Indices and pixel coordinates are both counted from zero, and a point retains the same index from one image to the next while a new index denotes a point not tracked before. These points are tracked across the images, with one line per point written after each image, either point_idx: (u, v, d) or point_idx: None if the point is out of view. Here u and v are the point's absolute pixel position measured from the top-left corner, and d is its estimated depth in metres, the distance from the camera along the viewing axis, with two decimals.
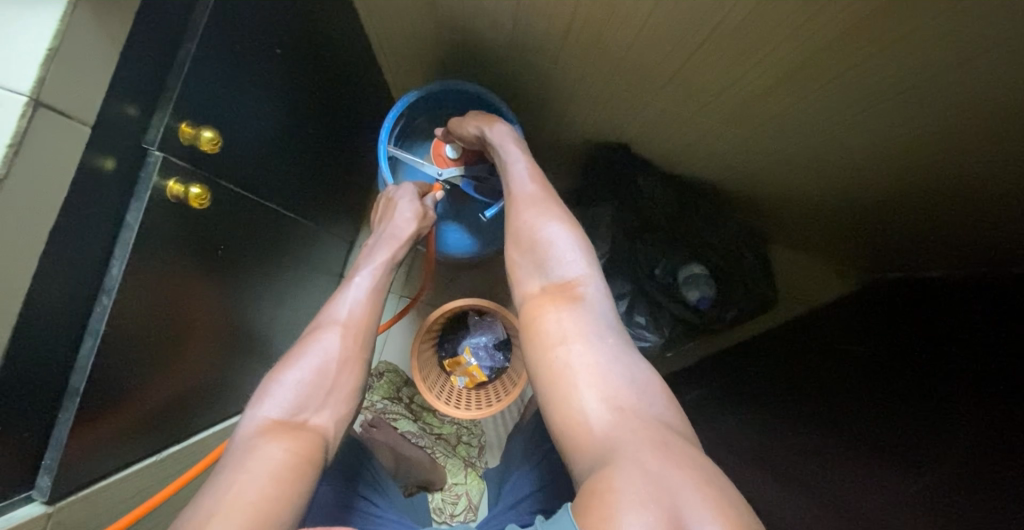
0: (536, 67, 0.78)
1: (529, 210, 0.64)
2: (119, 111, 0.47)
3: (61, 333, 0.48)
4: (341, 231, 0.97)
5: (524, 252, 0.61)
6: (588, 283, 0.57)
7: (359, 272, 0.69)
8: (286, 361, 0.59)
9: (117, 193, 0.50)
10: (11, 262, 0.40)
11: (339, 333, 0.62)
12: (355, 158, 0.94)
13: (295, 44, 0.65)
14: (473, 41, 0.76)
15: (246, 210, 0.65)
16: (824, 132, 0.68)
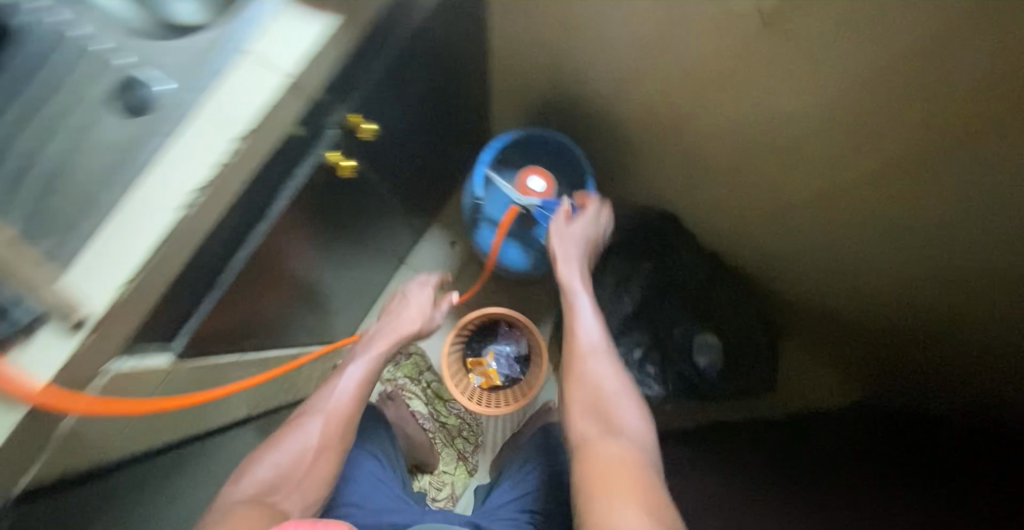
0: (645, 131, 0.92)
1: (592, 358, 0.80)
2: (326, 103, 0.60)
3: (231, 239, 0.59)
4: (410, 221, 1.10)
5: (584, 391, 0.77)
6: (637, 424, 0.74)
7: (363, 353, 0.83)
8: (297, 417, 0.76)
9: (300, 150, 0.61)
10: (231, 180, 0.52)
11: (333, 406, 0.77)
12: (447, 165, 1.07)
13: (448, 69, 0.81)
14: (595, 95, 0.91)
15: (364, 188, 0.79)
16: (864, 231, 0.82)
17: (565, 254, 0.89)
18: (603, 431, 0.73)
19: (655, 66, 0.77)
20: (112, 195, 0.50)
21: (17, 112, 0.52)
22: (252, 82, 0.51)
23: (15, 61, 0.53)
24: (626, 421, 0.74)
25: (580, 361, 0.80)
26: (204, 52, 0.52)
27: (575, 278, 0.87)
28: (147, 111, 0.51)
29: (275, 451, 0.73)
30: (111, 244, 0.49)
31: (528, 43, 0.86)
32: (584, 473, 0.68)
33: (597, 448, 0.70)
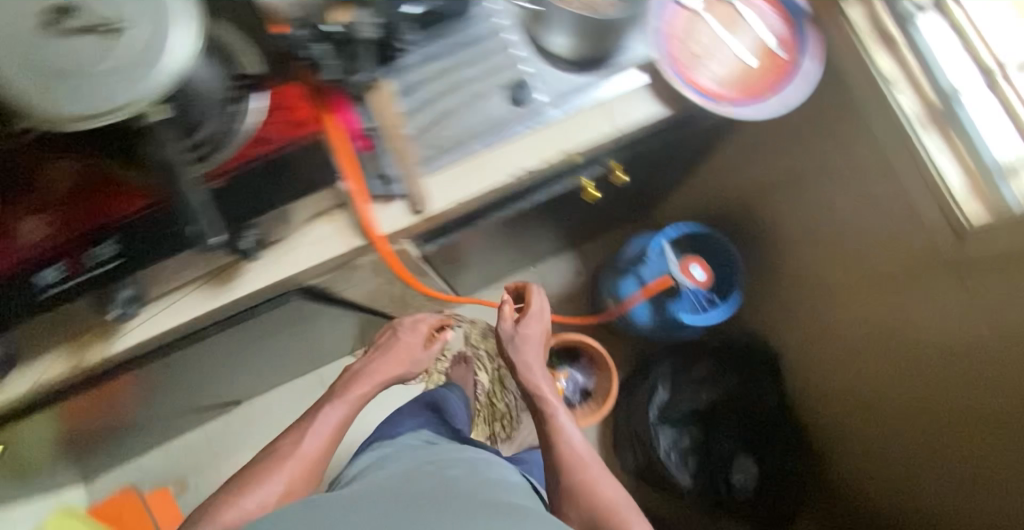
0: (805, 279, 1.08)
1: (582, 464, 0.84)
2: (606, 153, 0.84)
3: (504, 200, 0.83)
4: (573, 234, 1.30)
5: (580, 500, 0.80)
6: (636, 525, 0.77)
7: (349, 399, 0.91)
8: (275, 453, 0.83)
9: (572, 171, 0.84)
10: (540, 173, 0.77)
11: (307, 449, 0.84)
12: (628, 210, 1.26)
13: (689, 154, 1.01)
14: (787, 229, 1.08)
15: (581, 203, 1.00)
16: (920, 449, 0.96)
17: (530, 339, 0.94)
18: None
19: (843, 240, 0.96)
20: (467, 148, 0.75)
21: (439, 65, 0.76)
22: (585, 127, 0.77)
23: (455, 35, 0.77)
24: (625, 526, 0.77)
25: (563, 475, 0.83)
26: (565, 94, 0.78)
27: (538, 374, 0.94)
28: (516, 108, 0.77)
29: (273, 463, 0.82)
30: (453, 176, 0.74)
31: (752, 171, 1.07)
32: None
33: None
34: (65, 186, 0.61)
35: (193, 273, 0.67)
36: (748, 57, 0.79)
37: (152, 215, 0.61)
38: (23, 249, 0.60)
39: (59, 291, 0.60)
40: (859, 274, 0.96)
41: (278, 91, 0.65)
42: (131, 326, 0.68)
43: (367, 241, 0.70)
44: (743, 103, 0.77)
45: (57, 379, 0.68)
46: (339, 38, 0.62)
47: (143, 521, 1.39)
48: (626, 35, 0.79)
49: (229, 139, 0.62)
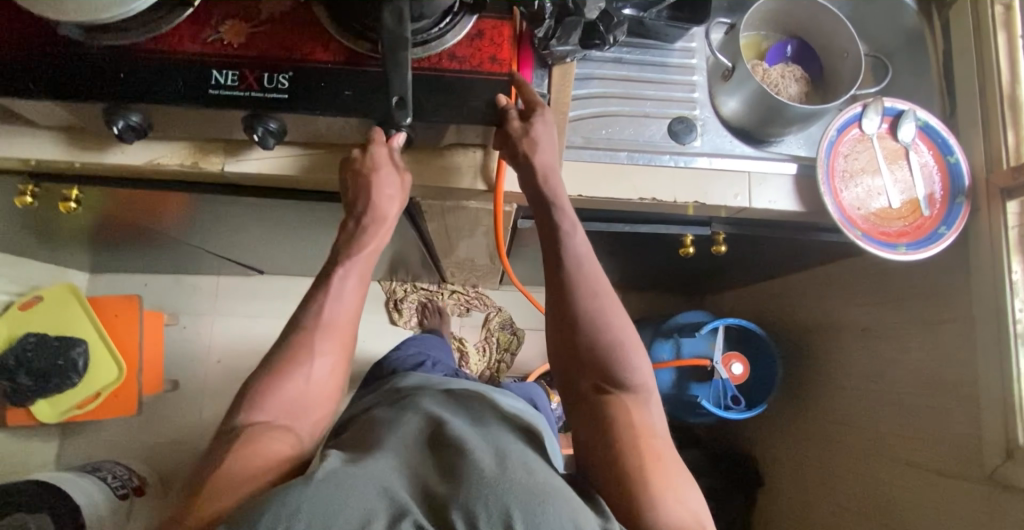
0: (828, 423, 1.08)
1: (594, 297, 0.69)
2: (718, 222, 0.87)
3: (611, 215, 0.86)
4: (632, 277, 1.31)
5: (590, 344, 0.69)
6: (641, 373, 0.69)
7: (342, 330, 0.69)
8: (269, 402, 0.64)
9: (682, 221, 0.88)
10: (659, 206, 0.80)
11: (337, 317, 0.69)
12: (693, 280, 1.28)
13: (785, 258, 1.02)
14: (832, 371, 1.08)
15: (670, 252, 1.02)
16: None
17: (545, 138, 0.66)
18: (610, 392, 0.68)
19: (885, 409, 0.95)
20: (614, 156, 0.77)
21: (621, 71, 0.82)
22: (724, 188, 0.78)
23: (648, 51, 0.83)
24: (631, 375, 0.68)
25: (567, 307, 0.70)
26: (719, 151, 0.80)
27: (547, 152, 0.67)
28: (673, 142, 0.79)
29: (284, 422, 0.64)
30: (589, 171, 0.76)
31: (829, 304, 1.07)
32: (613, 427, 0.66)
33: (612, 413, 0.67)
34: (272, 11, 0.64)
35: (327, 138, 0.70)
36: (893, 201, 0.78)
37: (337, 70, 0.63)
38: (218, 44, 0.63)
39: (228, 92, 0.62)
40: (883, 445, 0.95)
41: (488, 21, 0.66)
42: (249, 153, 0.72)
43: (488, 187, 0.75)
44: (871, 238, 0.76)
45: (166, 169, 0.72)
46: (568, 6, 0.66)
47: (133, 332, 1.38)
48: (792, 129, 0.81)
49: (432, 44, 0.64)
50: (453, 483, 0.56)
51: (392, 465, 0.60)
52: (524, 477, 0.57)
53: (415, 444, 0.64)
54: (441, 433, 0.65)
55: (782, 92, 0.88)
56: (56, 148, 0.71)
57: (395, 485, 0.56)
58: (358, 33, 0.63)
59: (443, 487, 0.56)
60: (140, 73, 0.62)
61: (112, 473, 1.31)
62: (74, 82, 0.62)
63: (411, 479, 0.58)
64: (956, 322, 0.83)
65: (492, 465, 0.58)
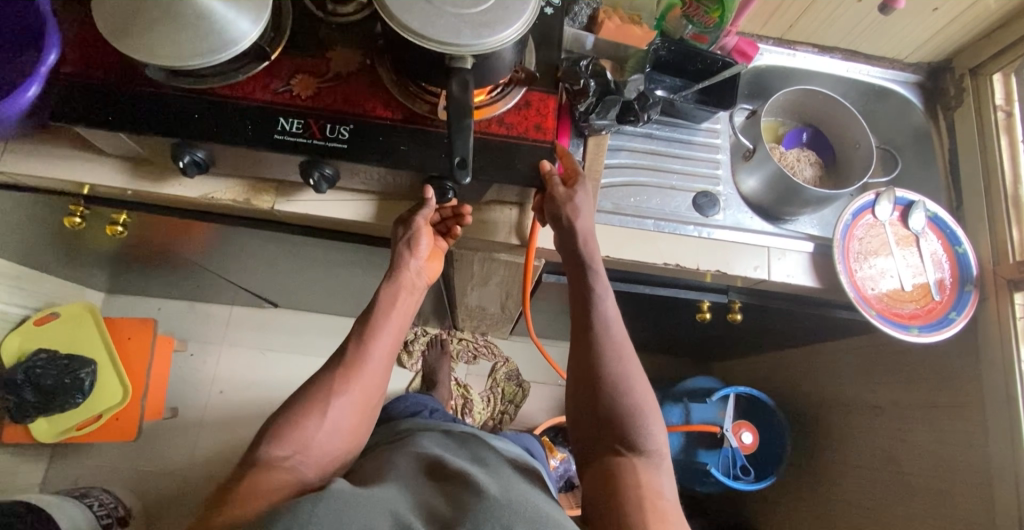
0: (836, 500, 1.07)
1: (617, 359, 0.72)
2: (734, 291, 0.91)
3: (635, 278, 0.90)
4: (643, 338, 1.34)
5: (608, 405, 0.70)
6: (656, 439, 0.69)
7: (365, 378, 0.70)
8: (284, 439, 0.64)
9: (699, 288, 0.91)
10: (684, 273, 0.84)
11: (374, 356, 0.71)
12: (703, 345, 1.30)
13: (796, 330, 1.05)
14: (841, 447, 1.08)
15: (685, 317, 1.05)
16: None
17: (583, 210, 0.71)
18: (623, 454, 0.69)
19: (895, 490, 0.95)
20: (642, 224, 0.81)
21: (650, 145, 0.87)
22: (744, 260, 0.81)
23: (676, 129, 0.89)
24: (645, 440, 0.69)
25: (592, 366, 0.72)
26: (740, 225, 0.85)
27: (586, 219, 0.72)
28: (697, 213, 0.84)
29: (291, 459, 0.63)
30: (618, 235, 0.80)
31: (839, 379, 1.09)
32: (622, 487, 0.65)
33: (623, 474, 0.67)
34: (341, 70, 0.70)
35: (375, 186, 0.75)
36: (905, 284, 0.81)
37: (395, 127, 0.68)
38: (288, 95, 0.68)
39: (292, 137, 0.67)
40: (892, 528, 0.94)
41: (536, 94, 0.71)
42: (300, 194, 0.76)
43: (522, 242, 0.79)
44: (884, 318, 0.79)
45: (218, 202, 0.76)
46: (610, 86, 0.75)
47: (141, 359, 1.36)
48: (807, 211, 0.86)
49: (484, 109, 0.69)
50: (457, 508, 0.54)
51: (396, 489, 0.58)
52: (529, 508, 0.55)
53: (418, 476, 0.62)
54: (444, 467, 0.63)
55: (797, 174, 0.94)
56: (118, 176, 0.75)
57: (399, 509, 0.53)
58: (418, 95, 0.69)
59: (448, 512, 0.53)
60: (212, 114, 0.67)
61: (98, 500, 1.27)
62: (150, 118, 0.66)
63: (416, 504, 0.55)
64: (967, 406, 0.84)
65: (497, 492, 0.56)
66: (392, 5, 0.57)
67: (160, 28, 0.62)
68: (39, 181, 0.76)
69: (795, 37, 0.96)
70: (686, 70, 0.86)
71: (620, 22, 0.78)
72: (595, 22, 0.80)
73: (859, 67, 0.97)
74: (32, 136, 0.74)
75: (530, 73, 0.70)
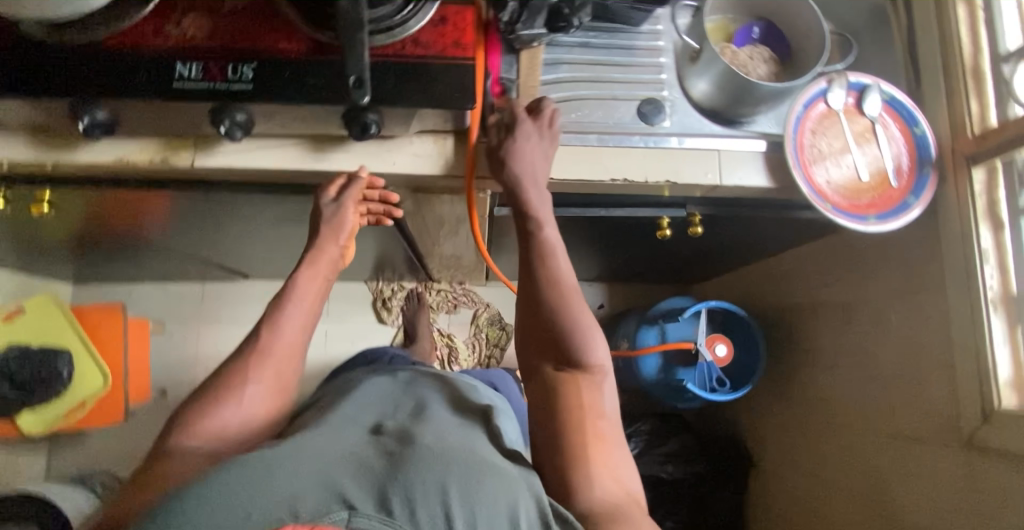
0: (811, 399, 1.10)
1: (555, 282, 0.69)
2: (690, 205, 0.89)
3: (590, 201, 0.88)
4: (618, 266, 1.32)
5: (547, 327, 0.68)
6: (599, 355, 0.67)
7: (277, 362, 0.69)
8: (195, 427, 0.64)
9: (655, 204, 0.89)
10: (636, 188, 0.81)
11: (284, 338, 0.70)
12: (677, 266, 1.29)
13: (762, 238, 1.04)
14: (813, 349, 1.10)
15: (649, 238, 1.04)
16: (880, 503, 0.92)
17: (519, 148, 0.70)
18: (564, 373, 0.67)
19: (866, 382, 0.96)
20: (585, 139, 0.78)
21: (589, 54, 0.80)
22: (694, 166, 0.79)
23: (615, 34, 0.82)
24: (588, 357, 0.67)
25: (530, 292, 0.70)
26: (689, 131, 0.80)
27: (527, 155, 0.70)
28: (642, 123, 0.79)
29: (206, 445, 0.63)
30: (562, 156, 0.77)
31: (811, 282, 1.08)
32: (562, 409, 0.65)
33: (562, 393, 0.66)
34: (235, 4, 0.64)
35: (298, 129, 0.71)
36: (862, 173, 0.79)
37: (301, 61, 0.64)
38: (182, 38, 0.63)
39: (192, 85, 0.63)
40: (864, 420, 0.96)
41: (451, 8, 0.67)
42: (222, 147, 0.72)
43: (461, 174, 0.75)
44: (841, 211, 0.77)
45: (137, 166, 0.72)
46: None
47: (116, 341, 1.38)
48: (762, 109, 0.82)
49: (396, 31, 0.64)
50: (391, 461, 0.53)
51: (331, 439, 0.57)
52: (466, 455, 0.55)
53: (357, 432, 0.61)
54: (382, 425, 0.62)
55: (751, 73, 0.89)
56: (24, 148, 0.71)
57: (331, 464, 0.52)
58: (320, 23, 0.63)
59: (381, 464, 0.52)
60: (103, 69, 0.62)
61: (100, 483, 1.32)
62: (41, 81, 0.62)
63: (353, 454, 0.54)
64: (929, 290, 0.84)
65: (431, 443, 0.55)
66: None
67: None
68: None
69: None
70: None
71: None
72: None
73: None
74: None
75: None
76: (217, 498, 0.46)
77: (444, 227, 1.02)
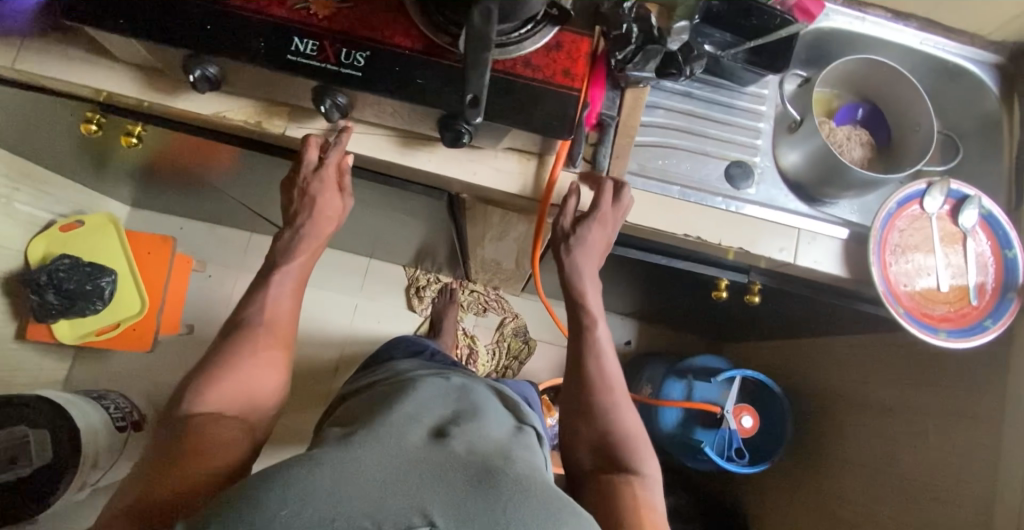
0: (827, 492, 1.06)
1: (607, 389, 0.74)
2: (753, 274, 0.87)
3: (654, 248, 0.86)
4: (658, 309, 1.31)
5: (597, 431, 0.73)
6: (648, 462, 0.71)
7: (277, 330, 0.75)
8: (204, 396, 0.68)
9: (718, 265, 0.88)
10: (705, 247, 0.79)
11: (278, 305, 0.76)
12: (717, 323, 1.27)
13: (814, 319, 1.01)
14: (840, 442, 1.07)
15: (700, 293, 1.02)
16: None
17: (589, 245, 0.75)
18: (617, 475, 0.70)
19: (892, 491, 0.93)
20: (667, 189, 0.76)
21: (689, 105, 0.80)
22: (770, 240, 0.77)
23: (718, 89, 0.82)
24: (639, 464, 0.71)
25: (582, 398, 0.74)
26: (771, 203, 0.79)
27: (591, 251, 0.75)
28: (727, 185, 0.78)
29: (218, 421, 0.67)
30: (639, 200, 0.76)
31: (852, 374, 1.05)
32: (619, 507, 0.67)
33: (618, 494, 0.68)
34: None
35: (391, 121, 0.71)
36: (942, 284, 0.76)
37: (413, 59, 0.64)
38: (306, 12, 0.64)
39: (305, 60, 0.63)
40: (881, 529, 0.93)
41: (568, 35, 0.66)
42: (313, 122, 0.73)
43: (536, 197, 0.75)
44: (912, 318, 0.74)
45: (230, 123, 0.73)
46: (653, 33, 0.68)
47: (160, 273, 1.43)
48: (847, 194, 0.80)
49: (510, 48, 0.65)
50: (466, 476, 0.54)
51: (400, 441, 0.59)
52: (530, 479, 0.56)
53: (422, 434, 0.62)
54: (444, 430, 0.64)
55: (845, 154, 0.87)
56: (130, 85, 0.73)
57: (407, 472, 0.54)
58: (440, 25, 0.64)
59: (455, 479, 0.54)
60: (226, 27, 0.63)
61: (115, 403, 1.36)
62: (163, 26, 0.63)
63: (427, 462, 0.56)
64: (983, 417, 0.80)
65: (501, 466, 0.57)
66: None
67: None
68: (55, 85, 0.75)
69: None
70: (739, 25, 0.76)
71: None
72: None
73: (933, 39, 0.86)
74: (45, 36, 0.73)
75: (564, 10, 0.64)
76: (305, 495, 0.49)
77: (500, 237, 1.02)
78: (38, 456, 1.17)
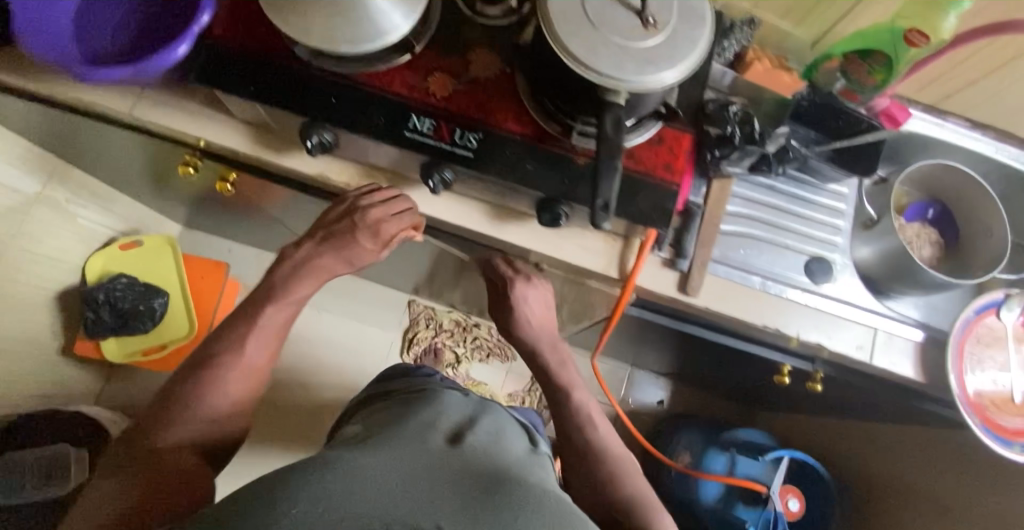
0: None
1: (603, 452, 0.76)
2: (819, 365, 0.88)
3: (725, 334, 0.86)
4: (701, 375, 1.31)
5: (607, 495, 0.72)
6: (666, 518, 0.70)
7: (245, 366, 0.74)
8: (172, 424, 0.69)
9: (784, 353, 0.88)
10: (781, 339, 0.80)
11: (257, 337, 0.75)
12: (760, 395, 1.28)
13: (869, 408, 1.01)
14: None
15: (757, 373, 1.03)
16: None
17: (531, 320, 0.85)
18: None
19: None
20: (748, 279, 0.78)
21: (772, 197, 0.82)
22: (847, 337, 0.78)
23: (799, 183, 0.84)
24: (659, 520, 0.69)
25: (587, 465, 0.75)
26: (848, 300, 0.80)
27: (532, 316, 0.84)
28: (805, 277, 0.79)
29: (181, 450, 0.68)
30: (721, 289, 0.77)
31: (904, 465, 1.05)
32: None
33: None
34: (479, 74, 0.68)
35: (489, 195, 0.74)
36: (1015, 395, 0.77)
37: (524, 143, 0.67)
38: (424, 91, 0.67)
39: (420, 138, 0.66)
40: None
41: (671, 131, 0.69)
42: (411, 189, 0.76)
43: (620, 278, 0.75)
44: (987, 429, 0.75)
45: (330, 183, 0.76)
46: (753, 135, 0.70)
47: (211, 297, 1.45)
48: (913, 292, 0.81)
49: None
50: (477, 484, 0.55)
51: (416, 446, 0.60)
52: (538, 489, 0.57)
53: (437, 439, 0.64)
54: (459, 438, 0.65)
55: (914, 251, 0.90)
56: (240, 140, 0.76)
57: (417, 472, 0.55)
58: (552, 115, 0.66)
59: (465, 483, 0.55)
60: (349, 101, 0.66)
61: None
62: (289, 96, 0.66)
63: (440, 467, 0.57)
64: None
65: (511, 477, 0.58)
66: (560, 28, 0.55)
67: (316, 8, 0.61)
68: (165, 133, 0.78)
69: (949, 107, 0.88)
70: (826, 125, 0.78)
71: (770, 66, 0.75)
72: (741, 62, 0.77)
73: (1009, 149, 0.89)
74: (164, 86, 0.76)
75: (672, 108, 0.66)
76: (317, 492, 0.49)
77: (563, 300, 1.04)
78: (74, 473, 1.18)
